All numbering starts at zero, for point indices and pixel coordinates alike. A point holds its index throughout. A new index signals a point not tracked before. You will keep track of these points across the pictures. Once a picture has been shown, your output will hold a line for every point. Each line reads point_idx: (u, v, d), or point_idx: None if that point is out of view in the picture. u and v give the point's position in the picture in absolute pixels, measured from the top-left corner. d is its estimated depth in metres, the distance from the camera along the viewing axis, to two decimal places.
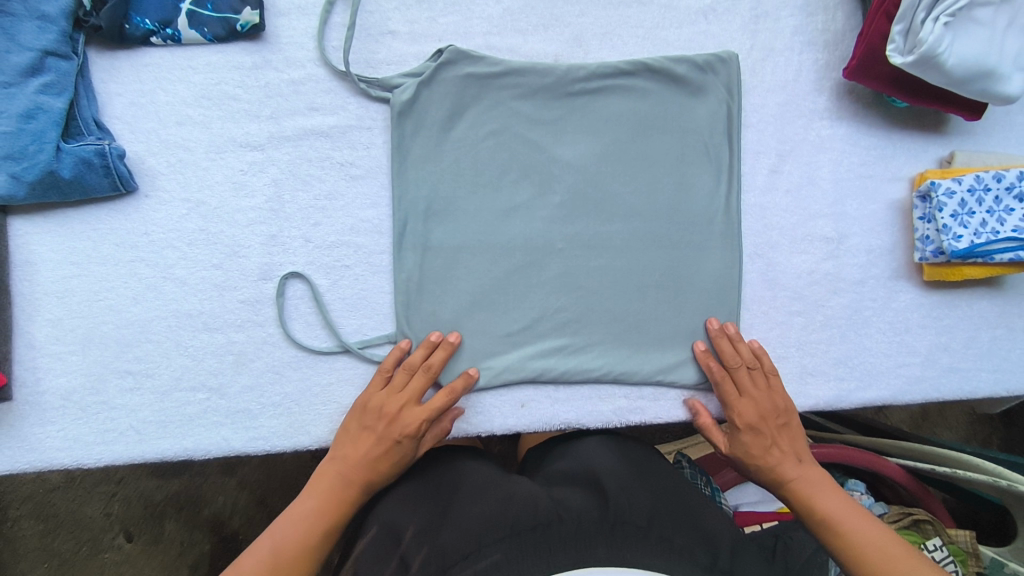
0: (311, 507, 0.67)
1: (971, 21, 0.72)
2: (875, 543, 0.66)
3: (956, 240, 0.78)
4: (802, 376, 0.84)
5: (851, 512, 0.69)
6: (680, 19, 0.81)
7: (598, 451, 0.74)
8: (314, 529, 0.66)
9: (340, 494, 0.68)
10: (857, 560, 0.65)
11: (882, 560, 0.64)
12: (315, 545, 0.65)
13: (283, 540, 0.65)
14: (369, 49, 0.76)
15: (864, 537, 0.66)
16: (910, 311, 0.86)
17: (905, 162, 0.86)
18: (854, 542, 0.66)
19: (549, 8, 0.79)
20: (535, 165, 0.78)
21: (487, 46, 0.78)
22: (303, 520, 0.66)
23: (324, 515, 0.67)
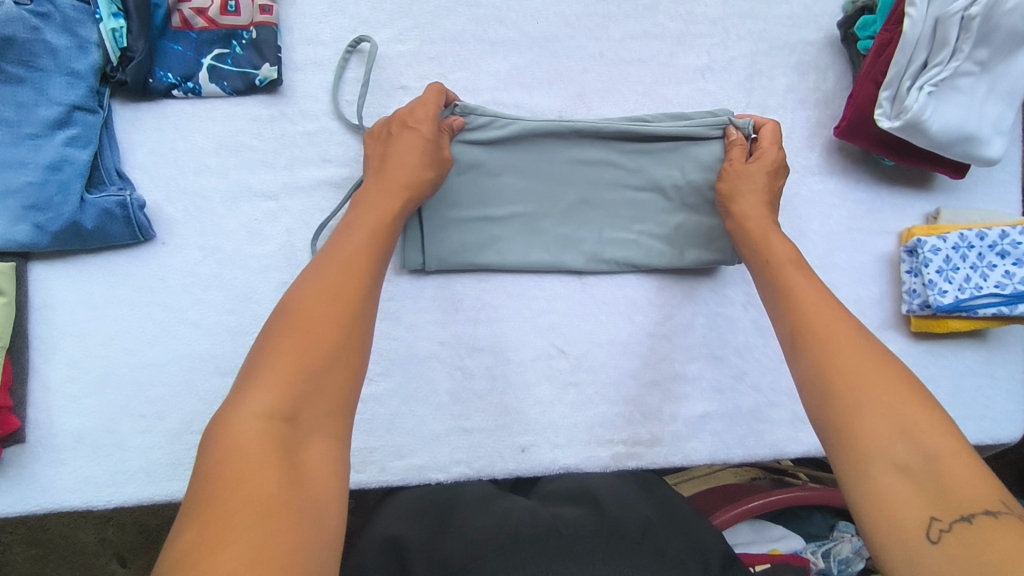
0: (339, 243, 0.62)
1: (954, 90, 0.76)
2: (831, 322, 0.61)
3: (941, 296, 0.82)
4: (796, 422, 0.86)
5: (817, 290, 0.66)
6: (680, 77, 0.85)
7: (604, 482, 0.79)
8: (370, 239, 0.64)
9: (387, 223, 0.66)
10: (806, 325, 0.62)
11: (825, 322, 0.61)
12: (372, 252, 0.62)
13: (338, 251, 0.61)
14: (381, 103, 0.79)
15: (820, 312, 0.63)
16: (898, 360, 0.89)
17: (893, 216, 0.89)
18: (807, 313, 0.63)
19: (554, 65, 0.83)
20: (540, 204, 0.82)
21: (495, 101, 0.81)
22: (348, 247, 0.62)
23: (367, 232, 0.64)
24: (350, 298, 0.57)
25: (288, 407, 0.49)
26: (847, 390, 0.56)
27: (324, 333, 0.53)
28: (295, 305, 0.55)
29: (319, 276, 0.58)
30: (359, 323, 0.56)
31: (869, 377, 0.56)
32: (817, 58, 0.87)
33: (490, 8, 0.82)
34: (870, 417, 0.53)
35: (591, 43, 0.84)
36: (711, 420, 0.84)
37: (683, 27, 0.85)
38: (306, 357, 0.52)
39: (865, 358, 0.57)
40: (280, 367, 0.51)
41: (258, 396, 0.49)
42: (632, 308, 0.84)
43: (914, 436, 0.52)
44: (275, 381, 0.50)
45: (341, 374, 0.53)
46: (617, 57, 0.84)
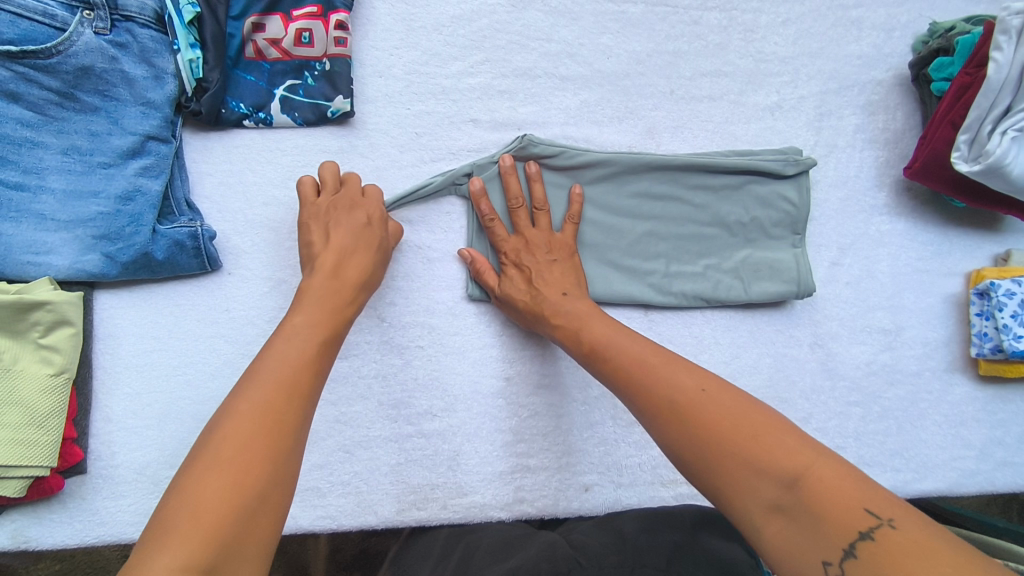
0: (267, 356, 0.56)
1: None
2: (654, 371, 0.60)
3: (1018, 340, 0.80)
4: (860, 465, 0.85)
5: (622, 335, 0.66)
6: (748, 115, 0.84)
7: (629, 516, 0.74)
8: (311, 349, 0.58)
9: (325, 329, 0.60)
10: (635, 385, 0.60)
11: (646, 378, 0.60)
12: (312, 363, 0.57)
13: (271, 366, 0.55)
14: (451, 136, 0.78)
15: (644, 365, 0.61)
16: (965, 404, 0.87)
17: (960, 258, 0.88)
18: (631, 370, 0.61)
19: (624, 101, 0.82)
20: (605, 235, 0.80)
21: (564, 135, 0.81)
22: (278, 359, 0.55)
23: (303, 340, 0.58)
24: (274, 420, 0.51)
25: (202, 557, 0.42)
26: (705, 440, 0.53)
27: (249, 468, 0.47)
28: (212, 436, 0.49)
29: (245, 407, 0.50)
30: (283, 452, 0.50)
31: (710, 416, 0.54)
32: (886, 98, 0.88)
33: (562, 43, 0.81)
34: (729, 460, 0.52)
35: (662, 80, 0.83)
36: None
37: (752, 66, 0.85)
38: (219, 505, 0.45)
39: (701, 393, 0.56)
40: (197, 519, 0.44)
41: (170, 551, 0.42)
42: (697, 348, 0.83)
43: (769, 469, 0.50)
44: (189, 533, 0.43)
45: (261, 507, 0.47)
46: (686, 94, 0.83)
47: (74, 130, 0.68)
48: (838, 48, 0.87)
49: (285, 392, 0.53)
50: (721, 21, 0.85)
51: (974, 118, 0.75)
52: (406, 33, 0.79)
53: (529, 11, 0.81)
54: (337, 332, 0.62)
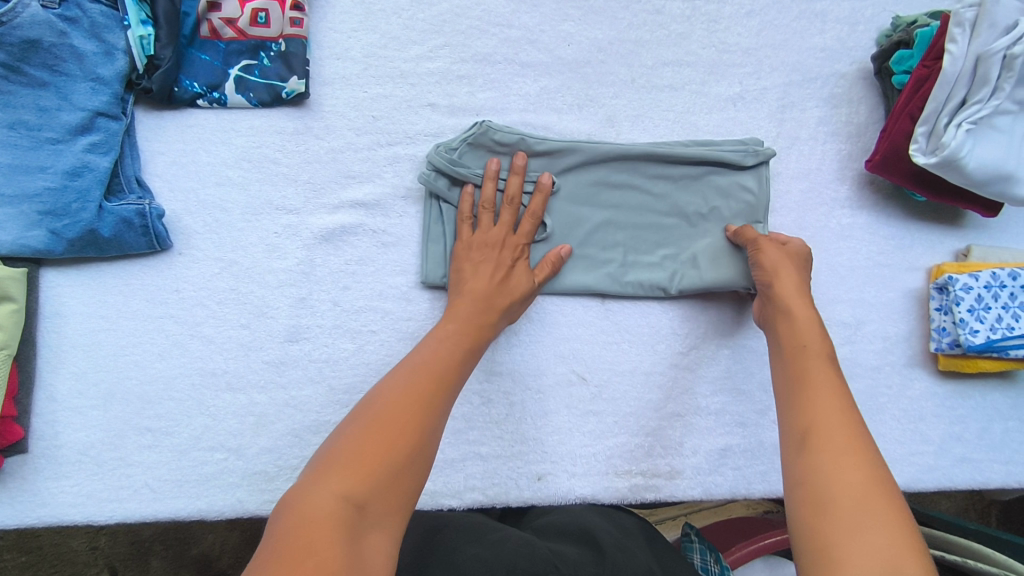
0: (432, 350, 0.63)
1: (992, 128, 0.75)
2: (826, 404, 0.59)
3: (973, 335, 0.80)
4: None
5: (813, 359, 0.64)
6: (710, 105, 0.84)
7: (600, 520, 0.73)
8: (461, 352, 0.65)
9: (473, 339, 0.67)
10: (805, 401, 0.60)
11: (817, 397, 0.60)
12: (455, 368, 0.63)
13: (429, 356, 0.62)
14: (408, 120, 0.78)
15: (820, 394, 0.60)
16: (925, 400, 0.87)
17: (922, 253, 0.88)
18: (808, 384, 0.62)
19: (585, 88, 0.82)
20: (566, 224, 0.80)
21: (523, 122, 0.80)
22: (444, 355, 0.62)
23: (457, 344, 0.65)
24: (435, 409, 0.56)
25: (362, 492, 0.48)
26: (821, 493, 0.52)
27: (416, 436, 0.53)
28: (390, 397, 0.56)
29: (407, 384, 0.57)
30: (431, 439, 0.55)
31: (848, 482, 0.52)
32: (849, 91, 0.88)
33: (523, 29, 0.81)
34: (838, 519, 0.50)
35: (623, 68, 0.83)
36: (733, 455, 0.82)
37: (715, 56, 0.85)
38: (381, 454, 0.51)
39: (851, 453, 0.54)
40: (363, 459, 0.50)
41: (335, 481, 0.48)
42: (655, 338, 0.82)
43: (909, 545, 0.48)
44: (357, 471, 0.49)
45: (416, 469, 0.52)
46: (648, 83, 0.83)
47: (21, 104, 0.67)
48: (800, 40, 0.87)
49: (441, 391, 0.58)
50: (684, 10, 0.85)
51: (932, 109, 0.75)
52: (365, 16, 0.79)
53: None
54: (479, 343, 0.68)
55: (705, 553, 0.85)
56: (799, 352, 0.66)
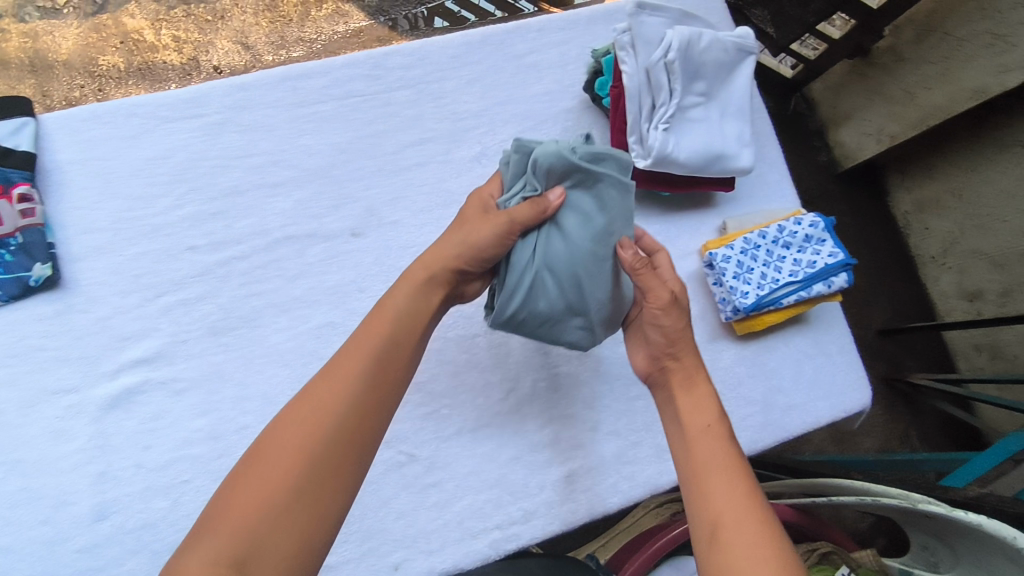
0: (306, 392, 0.59)
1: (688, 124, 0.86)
2: (722, 465, 0.61)
3: (744, 297, 0.88)
4: (659, 453, 0.89)
5: (713, 438, 0.64)
6: (459, 169, 0.91)
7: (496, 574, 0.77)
8: (348, 386, 0.59)
9: (378, 358, 0.62)
10: (700, 461, 0.63)
11: (718, 481, 0.60)
12: (359, 381, 0.60)
13: (325, 384, 0.59)
14: (172, 269, 0.82)
15: (710, 453, 0.63)
16: (736, 365, 0.93)
17: (689, 238, 0.96)
18: (705, 472, 0.61)
19: (337, 189, 0.87)
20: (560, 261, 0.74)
21: (287, 237, 0.85)
22: (335, 402, 0.58)
23: (338, 381, 0.59)
24: (316, 447, 0.56)
25: (238, 551, 0.50)
26: (722, 545, 0.55)
27: (291, 518, 0.53)
28: (258, 448, 0.56)
29: (286, 434, 0.56)
30: (325, 491, 0.55)
31: (743, 543, 0.55)
32: (580, 120, 0.96)
33: (264, 154, 0.86)
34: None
35: (369, 161, 0.88)
36: (578, 478, 0.86)
37: (450, 126, 0.92)
38: (253, 502, 0.53)
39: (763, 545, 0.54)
40: (228, 516, 0.52)
41: (206, 539, 0.51)
42: (472, 393, 0.86)
43: None
44: (227, 530, 0.51)
45: (305, 519, 0.53)
46: (394, 167, 0.89)
47: None
48: (521, 90, 0.94)
49: (324, 428, 0.57)
50: (410, 96, 0.91)
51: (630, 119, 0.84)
52: (104, 187, 0.82)
53: (224, 134, 0.86)
54: (411, 357, 0.65)
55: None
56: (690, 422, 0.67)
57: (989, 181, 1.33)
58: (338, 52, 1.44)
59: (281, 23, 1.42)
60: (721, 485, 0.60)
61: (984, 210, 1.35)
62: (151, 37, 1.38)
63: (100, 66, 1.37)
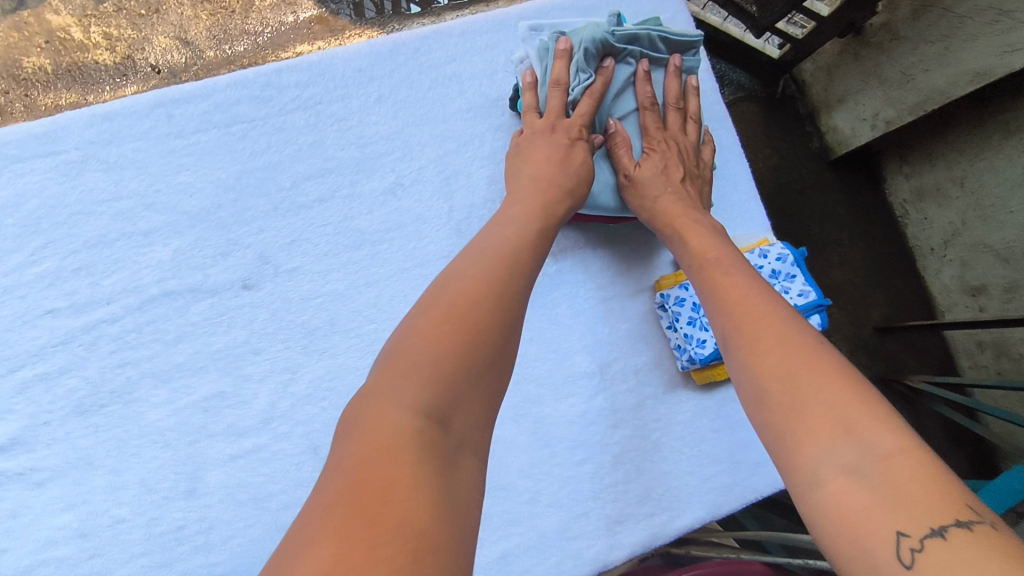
0: (450, 273, 0.56)
1: (584, 162, 0.75)
2: (776, 327, 0.55)
3: (700, 346, 0.78)
4: (608, 526, 0.77)
5: (750, 299, 0.59)
6: (369, 203, 0.79)
7: None
8: (504, 263, 0.58)
9: (517, 248, 0.61)
10: (738, 322, 0.58)
11: (768, 332, 0.55)
12: (506, 263, 0.58)
13: (467, 263, 0.57)
14: (29, 337, 0.70)
15: (755, 315, 0.57)
16: (698, 419, 0.82)
17: (639, 274, 0.85)
18: (751, 331, 0.56)
19: (224, 234, 0.75)
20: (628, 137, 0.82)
21: (165, 292, 0.73)
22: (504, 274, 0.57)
23: (487, 259, 0.58)
24: (479, 317, 0.51)
25: (439, 408, 0.46)
26: (789, 385, 0.50)
27: (478, 392, 0.48)
28: (424, 317, 0.51)
29: (433, 316, 0.50)
30: (484, 374, 0.49)
31: (808, 378, 0.49)
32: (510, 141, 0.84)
33: (135, 196, 0.74)
34: (825, 461, 0.44)
35: (261, 199, 0.77)
36: (515, 559, 0.75)
37: (356, 153, 0.80)
38: (444, 356, 0.48)
39: (829, 376, 0.49)
40: (418, 362, 0.47)
41: (397, 395, 0.45)
42: None
43: (867, 435, 0.44)
44: (406, 383, 0.46)
45: (478, 404, 0.48)
46: (292, 205, 0.78)
47: None
48: (442, 108, 0.83)
49: (486, 304, 0.52)
50: (307, 119, 0.80)
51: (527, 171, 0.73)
52: None
53: (87, 175, 0.74)
54: (541, 249, 0.64)
55: None
56: (718, 282, 0.64)
57: (995, 169, 1.17)
58: (288, 47, 1.10)
59: (222, 16, 1.08)
60: (776, 331, 0.55)
61: (989, 200, 1.19)
62: (79, 35, 1.03)
63: (24, 69, 1.01)
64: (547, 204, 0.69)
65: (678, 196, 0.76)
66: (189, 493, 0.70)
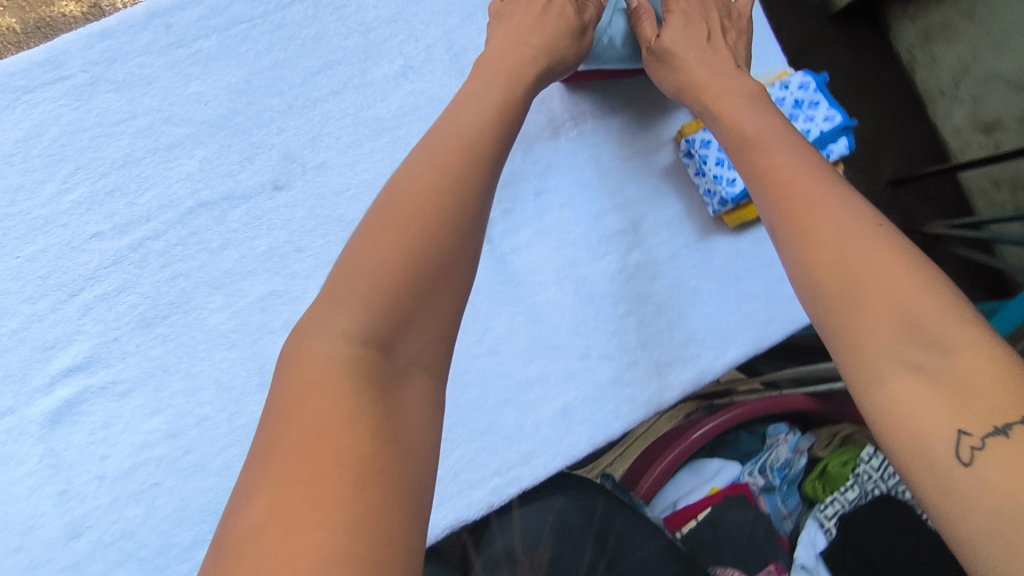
0: (399, 177, 0.52)
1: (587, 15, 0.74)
2: (827, 199, 0.51)
3: (730, 185, 0.79)
4: (658, 370, 0.81)
5: (803, 172, 0.54)
6: (383, 90, 0.79)
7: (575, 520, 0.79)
8: (457, 156, 0.54)
9: (474, 129, 0.57)
10: (786, 195, 0.53)
11: (819, 208, 0.50)
12: (462, 164, 0.53)
13: (416, 164, 0.53)
14: (80, 262, 0.72)
15: (809, 188, 0.52)
16: (732, 261, 0.84)
17: (660, 127, 0.85)
18: (805, 205, 0.51)
19: (246, 139, 0.75)
20: None
21: (200, 203, 0.74)
22: (444, 167, 0.53)
23: (446, 155, 0.53)
24: (429, 226, 0.48)
25: (379, 331, 0.45)
26: (841, 268, 0.47)
27: (437, 301, 0.47)
28: (370, 224, 0.49)
29: (371, 231, 0.48)
30: (440, 284, 0.48)
31: (863, 254, 0.47)
32: None
33: (150, 112, 0.74)
34: (882, 345, 0.43)
35: (275, 99, 0.76)
36: (574, 409, 0.80)
37: (361, 41, 0.79)
38: (383, 279, 0.46)
39: (892, 264, 0.46)
40: (361, 282, 0.46)
41: (336, 322, 0.44)
42: None
43: (924, 321, 0.43)
44: (347, 309, 0.45)
45: (437, 319, 0.47)
46: (307, 101, 0.77)
47: None
48: None
49: (434, 206, 0.49)
50: (305, 11, 0.78)
51: (500, 33, 0.71)
52: None
53: (98, 97, 0.73)
54: (507, 132, 0.60)
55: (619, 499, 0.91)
56: (761, 162, 0.58)
57: None
58: None
59: None
60: (831, 210, 0.50)
61: (1000, 26, 1.16)
62: None
63: None
64: (514, 77, 0.66)
65: (705, 59, 0.70)
66: (262, 384, 0.74)
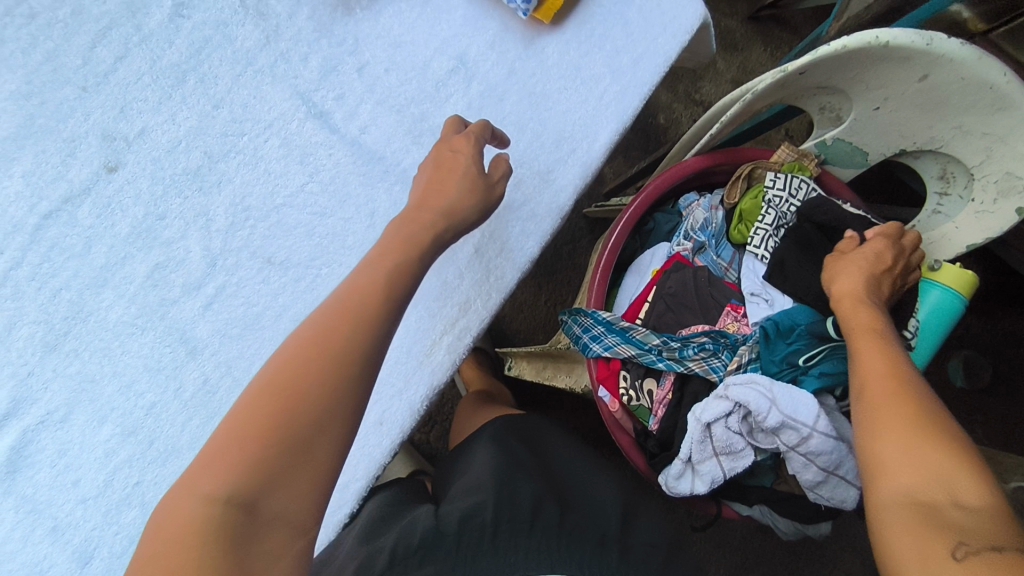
0: (293, 341, 0.57)
1: None
2: (922, 413, 0.61)
3: None
4: (545, 178, 0.84)
5: (895, 399, 0.63)
6: (166, 36, 0.78)
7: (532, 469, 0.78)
8: (344, 317, 0.58)
9: (372, 292, 0.61)
10: (866, 410, 0.64)
11: (895, 422, 0.61)
12: (357, 341, 0.58)
13: (304, 328, 0.58)
14: None
15: (882, 398, 0.64)
16: (564, 54, 0.87)
17: None
18: (874, 409, 0.64)
19: (57, 136, 0.74)
20: None
21: (46, 214, 0.73)
22: (341, 339, 0.57)
23: (341, 320, 0.58)
24: (314, 398, 0.54)
25: (247, 494, 0.50)
26: (897, 491, 0.57)
27: (303, 469, 0.52)
28: (265, 382, 0.55)
29: (257, 398, 0.54)
30: (302, 455, 0.52)
31: (902, 471, 0.58)
32: None
33: None
34: (902, 460, 0.58)
35: (67, 87, 0.75)
36: (487, 247, 0.82)
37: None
38: (254, 435, 0.52)
39: (947, 483, 0.55)
40: (240, 446, 0.51)
41: (205, 487, 0.50)
42: (340, 235, 0.79)
43: (972, 530, 0.51)
44: (233, 466, 0.51)
45: (306, 481, 0.52)
46: (98, 76, 0.76)
47: None
48: None
49: (312, 378, 0.55)
50: None
51: None
52: None
53: None
54: (397, 299, 0.62)
55: (579, 320, 0.96)
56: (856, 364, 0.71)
57: None
58: None
59: None
60: (898, 421, 0.61)
61: None
62: None
63: None
64: (417, 242, 0.67)
65: None
66: (189, 349, 0.74)
